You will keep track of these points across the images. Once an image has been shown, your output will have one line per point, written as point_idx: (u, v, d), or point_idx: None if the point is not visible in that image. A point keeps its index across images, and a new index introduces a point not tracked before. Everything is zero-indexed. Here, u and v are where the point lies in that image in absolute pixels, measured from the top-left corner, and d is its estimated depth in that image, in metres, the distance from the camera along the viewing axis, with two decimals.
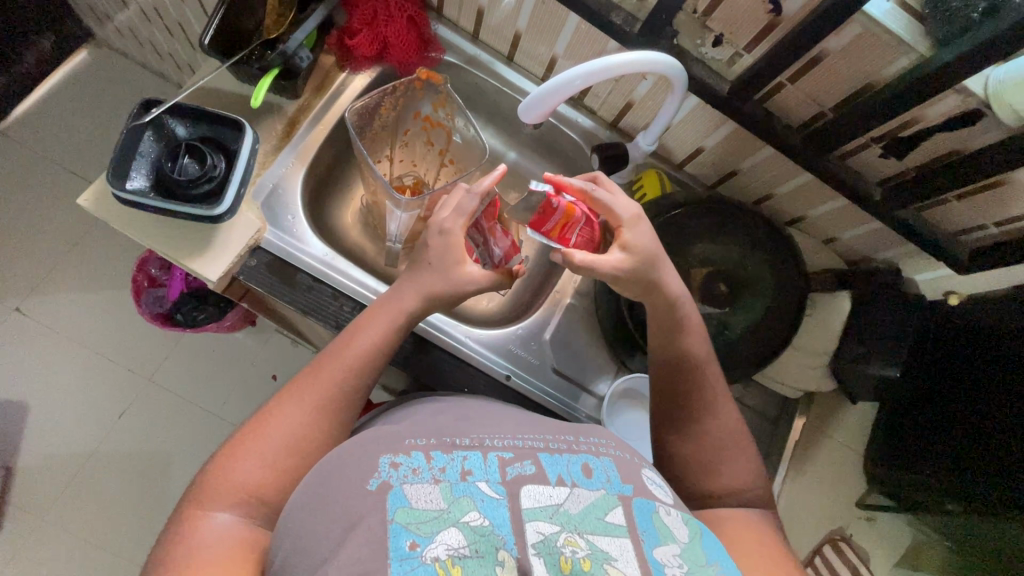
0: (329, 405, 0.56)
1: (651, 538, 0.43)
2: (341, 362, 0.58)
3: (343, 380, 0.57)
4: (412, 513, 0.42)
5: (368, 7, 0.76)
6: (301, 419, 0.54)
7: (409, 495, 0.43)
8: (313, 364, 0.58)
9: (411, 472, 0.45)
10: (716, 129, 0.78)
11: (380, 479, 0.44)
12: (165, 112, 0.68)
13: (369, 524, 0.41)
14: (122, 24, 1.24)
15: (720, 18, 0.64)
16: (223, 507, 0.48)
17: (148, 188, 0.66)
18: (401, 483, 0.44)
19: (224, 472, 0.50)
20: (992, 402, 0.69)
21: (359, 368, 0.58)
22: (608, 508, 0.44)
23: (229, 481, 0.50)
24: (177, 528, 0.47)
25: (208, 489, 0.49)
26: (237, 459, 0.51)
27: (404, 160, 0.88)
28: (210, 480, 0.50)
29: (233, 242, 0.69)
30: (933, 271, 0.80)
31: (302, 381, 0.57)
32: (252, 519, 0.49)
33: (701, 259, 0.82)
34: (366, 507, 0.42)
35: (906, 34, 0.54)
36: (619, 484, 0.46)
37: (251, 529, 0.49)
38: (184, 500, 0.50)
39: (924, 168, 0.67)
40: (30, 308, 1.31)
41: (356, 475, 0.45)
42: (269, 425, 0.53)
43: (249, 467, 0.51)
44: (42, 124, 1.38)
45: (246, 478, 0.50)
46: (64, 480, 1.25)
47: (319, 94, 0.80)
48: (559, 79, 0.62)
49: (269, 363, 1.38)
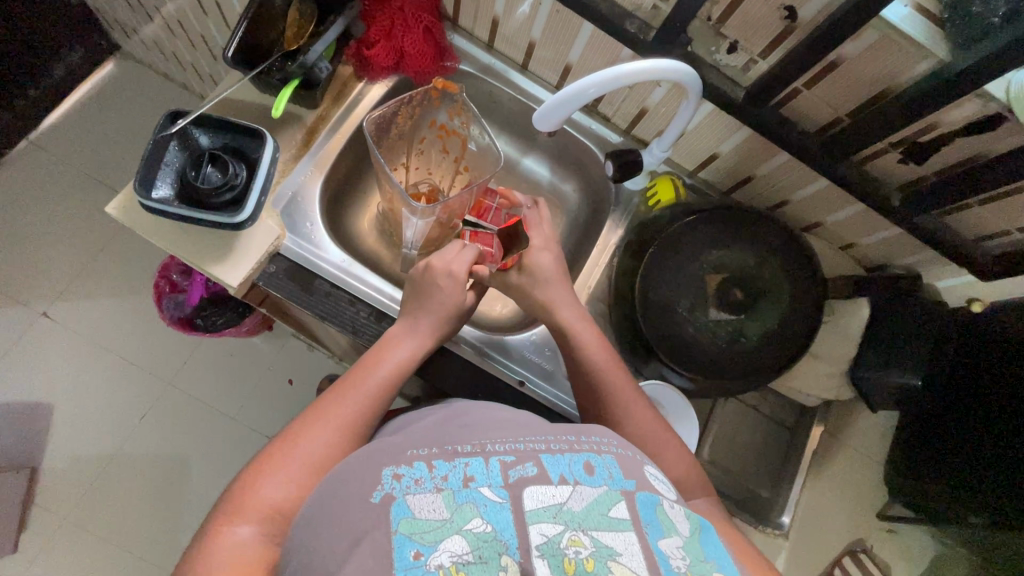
0: (354, 430, 0.58)
1: (656, 531, 0.43)
2: (358, 391, 0.60)
3: (363, 407, 0.59)
4: (415, 523, 0.43)
5: (385, 18, 0.77)
6: (329, 439, 0.56)
7: (412, 505, 0.44)
8: (304, 417, 0.58)
9: (413, 483, 0.46)
10: (730, 135, 0.78)
11: (384, 492, 0.45)
12: (190, 123, 0.69)
13: (375, 537, 0.42)
14: (146, 37, 1.28)
15: (734, 25, 0.64)
16: (247, 522, 0.50)
17: (172, 196, 0.67)
18: (404, 494, 0.45)
19: (254, 488, 0.51)
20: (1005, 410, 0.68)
21: (379, 398, 0.61)
22: (611, 503, 0.44)
23: (258, 496, 0.51)
24: (205, 541, 0.49)
25: (234, 505, 0.51)
26: (266, 475, 0.52)
27: (420, 168, 0.90)
28: (237, 495, 0.51)
29: (257, 247, 0.71)
30: (957, 277, 0.78)
31: (322, 406, 0.58)
32: (276, 536, 0.50)
33: (716, 266, 0.80)
34: (370, 522, 0.43)
35: (926, 38, 0.54)
36: (621, 480, 0.47)
37: (272, 545, 0.50)
38: (215, 510, 0.51)
39: (945, 172, 0.66)
40: (57, 313, 1.35)
41: (360, 488, 0.46)
42: (295, 443, 0.55)
43: (275, 483, 0.52)
44: (70, 134, 1.43)
45: (275, 486, 0.52)
46: (86, 481, 1.28)
47: (336, 104, 0.81)
48: (573, 88, 0.63)
49: (285, 367, 1.40)
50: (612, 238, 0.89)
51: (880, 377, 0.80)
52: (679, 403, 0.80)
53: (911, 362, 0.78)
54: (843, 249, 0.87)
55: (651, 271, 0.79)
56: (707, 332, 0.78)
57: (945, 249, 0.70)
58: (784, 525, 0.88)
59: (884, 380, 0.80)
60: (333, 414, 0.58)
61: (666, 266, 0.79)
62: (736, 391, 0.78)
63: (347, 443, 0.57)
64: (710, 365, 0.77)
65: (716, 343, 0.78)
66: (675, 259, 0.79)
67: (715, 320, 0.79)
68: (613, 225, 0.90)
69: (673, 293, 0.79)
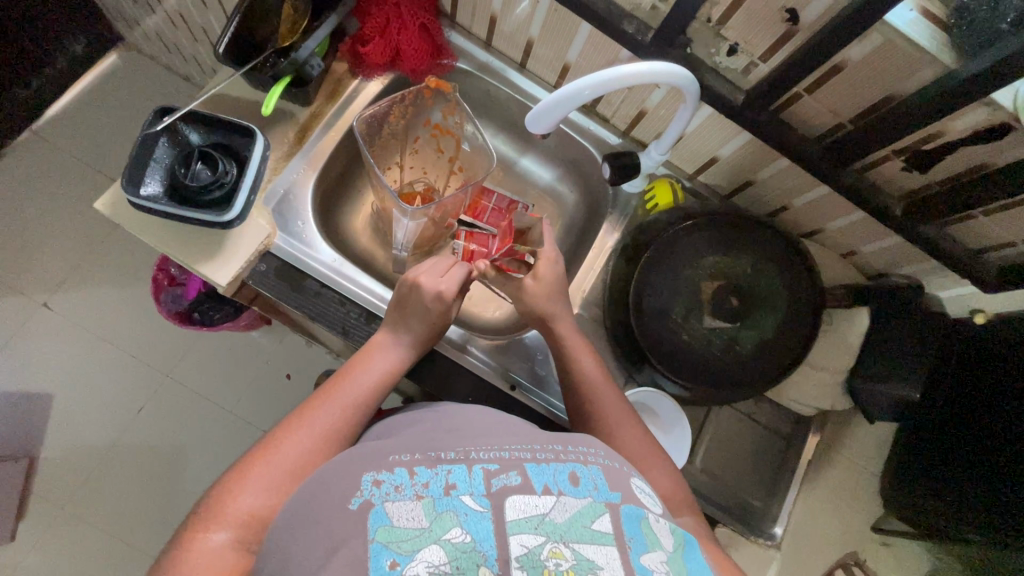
0: (333, 436, 0.57)
1: (639, 545, 0.43)
2: (347, 395, 0.60)
3: (345, 414, 0.59)
4: (392, 531, 0.42)
5: (381, 14, 0.76)
6: (310, 446, 0.55)
7: (390, 513, 0.43)
8: (287, 419, 0.58)
9: (393, 490, 0.45)
10: (729, 139, 0.76)
11: (362, 499, 0.45)
12: (179, 119, 0.68)
13: (351, 546, 0.41)
14: (149, 28, 1.28)
15: (735, 27, 0.62)
16: (223, 528, 0.49)
17: (162, 193, 0.66)
18: (383, 501, 0.44)
19: (230, 495, 0.51)
20: (996, 421, 0.68)
21: (363, 408, 0.61)
22: (595, 516, 0.44)
23: (237, 503, 0.50)
24: (178, 550, 0.48)
25: (208, 512, 0.50)
26: (245, 484, 0.52)
27: (415, 167, 0.88)
28: (214, 502, 0.51)
29: (244, 246, 0.70)
30: (958, 287, 0.76)
31: (305, 412, 0.58)
32: (248, 544, 0.49)
33: (711, 273, 0.78)
34: (347, 529, 0.43)
35: (930, 43, 0.52)
36: (606, 492, 0.46)
37: (244, 554, 0.49)
38: (185, 521, 0.51)
39: (948, 182, 0.64)
40: (56, 303, 1.35)
41: (339, 495, 0.45)
42: (275, 450, 0.54)
43: (253, 491, 0.51)
44: (71, 124, 1.42)
45: (252, 494, 0.51)
46: (83, 471, 1.29)
47: (331, 101, 0.80)
48: (568, 90, 0.61)
49: (283, 363, 1.40)
50: (608, 240, 0.88)
51: (883, 390, 0.77)
52: (671, 409, 0.80)
53: (914, 374, 0.76)
54: (844, 256, 0.85)
55: (645, 277, 0.77)
56: (701, 340, 0.77)
57: (940, 258, 0.69)
58: (776, 536, 0.88)
59: (887, 394, 0.77)
60: (314, 420, 0.58)
61: (660, 271, 0.78)
62: (731, 400, 0.76)
63: (328, 448, 0.56)
64: (702, 373, 0.76)
65: (711, 351, 0.77)
66: (671, 264, 0.78)
67: (709, 328, 0.77)
68: (610, 228, 0.89)
69: (668, 299, 0.78)
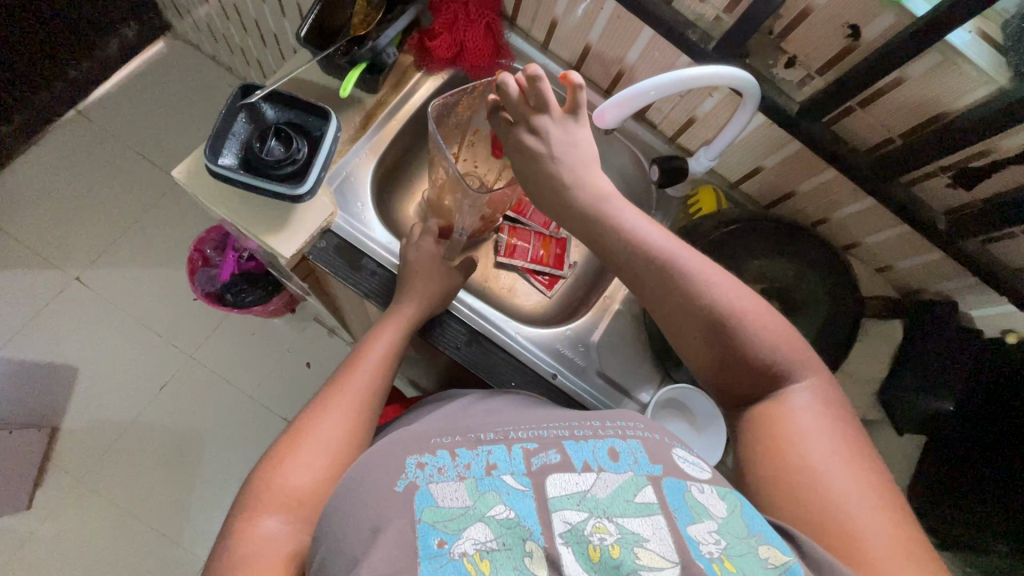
0: (356, 416, 0.60)
1: (684, 516, 0.44)
2: (356, 380, 0.64)
3: (369, 389, 0.64)
4: (438, 511, 0.44)
5: (450, 11, 0.80)
6: (338, 425, 0.59)
7: (435, 493, 0.45)
8: (307, 413, 0.60)
9: (437, 471, 0.47)
10: (776, 149, 0.79)
11: (407, 480, 0.46)
12: (261, 99, 0.72)
13: (398, 526, 0.43)
14: (200, 19, 1.33)
15: (795, 40, 0.65)
16: (272, 514, 0.51)
17: (236, 165, 0.69)
18: (428, 482, 0.46)
19: (270, 482, 0.53)
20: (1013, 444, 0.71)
21: (375, 386, 0.65)
22: (638, 489, 0.45)
23: (278, 488, 0.52)
24: (231, 540, 0.50)
25: (257, 501, 0.52)
26: (282, 468, 0.54)
27: (467, 159, 0.91)
28: (258, 492, 0.53)
29: (309, 223, 0.73)
30: (993, 306, 0.78)
31: (323, 401, 0.61)
32: (300, 523, 0.51)
33: (756, 276, 0.81)
34: (394, 510, 0.44)
35: (989, 64, 0.55)
36: (647, 465, 0.48)
37: (299, 535, 0.50)
38: (235, 513, 0.52)
39: (990, 201, 0.67)
40: (88, 278, 1.38)
41: (383, 475, 0.47)
42: (306, 435, 0.57)
43: (293, 475, 0.53)
44: (116, 106, 1.47)
45: (292, 478, 0.53)
46: (103, 445, 1.31)
47: (395, 91, 0.84)
48: (633, 88, 0.64)
49: (304, 351, 1.42)
50: None
51: (918, 403, 0.79)
52: (709, 411, 0.79)
53: (947, 387, 0.77)
54: (879, 271, 0.88)
55: None
56: None
57: (979, 276, 0.71)
58: None
59: (922, 406, 0.79)
60: (334, 402, 0.61)
61: None
62: None
63: (357, 425, 0.60)
64: None
65: None
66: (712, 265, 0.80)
67: None
68: None
69: None
